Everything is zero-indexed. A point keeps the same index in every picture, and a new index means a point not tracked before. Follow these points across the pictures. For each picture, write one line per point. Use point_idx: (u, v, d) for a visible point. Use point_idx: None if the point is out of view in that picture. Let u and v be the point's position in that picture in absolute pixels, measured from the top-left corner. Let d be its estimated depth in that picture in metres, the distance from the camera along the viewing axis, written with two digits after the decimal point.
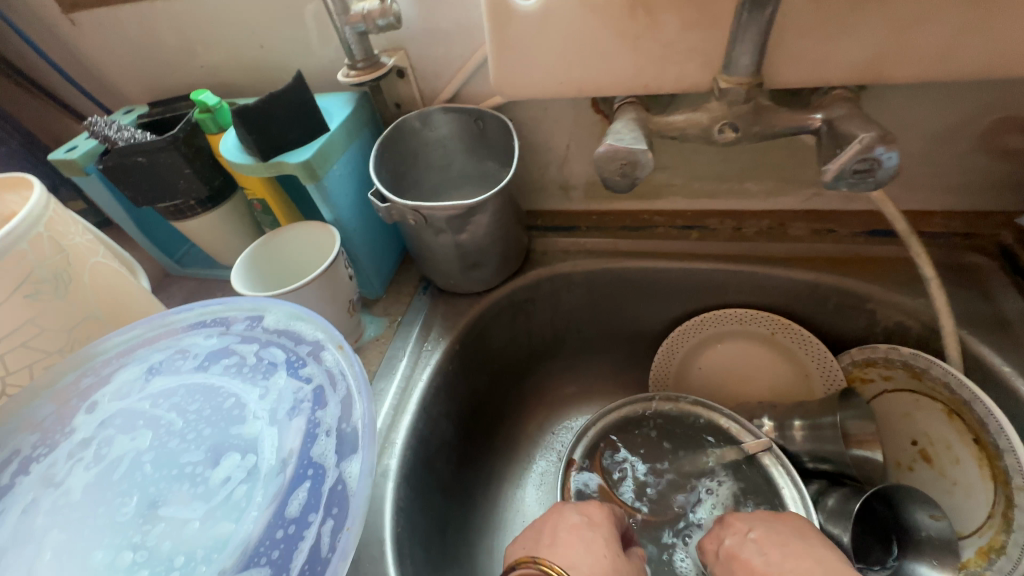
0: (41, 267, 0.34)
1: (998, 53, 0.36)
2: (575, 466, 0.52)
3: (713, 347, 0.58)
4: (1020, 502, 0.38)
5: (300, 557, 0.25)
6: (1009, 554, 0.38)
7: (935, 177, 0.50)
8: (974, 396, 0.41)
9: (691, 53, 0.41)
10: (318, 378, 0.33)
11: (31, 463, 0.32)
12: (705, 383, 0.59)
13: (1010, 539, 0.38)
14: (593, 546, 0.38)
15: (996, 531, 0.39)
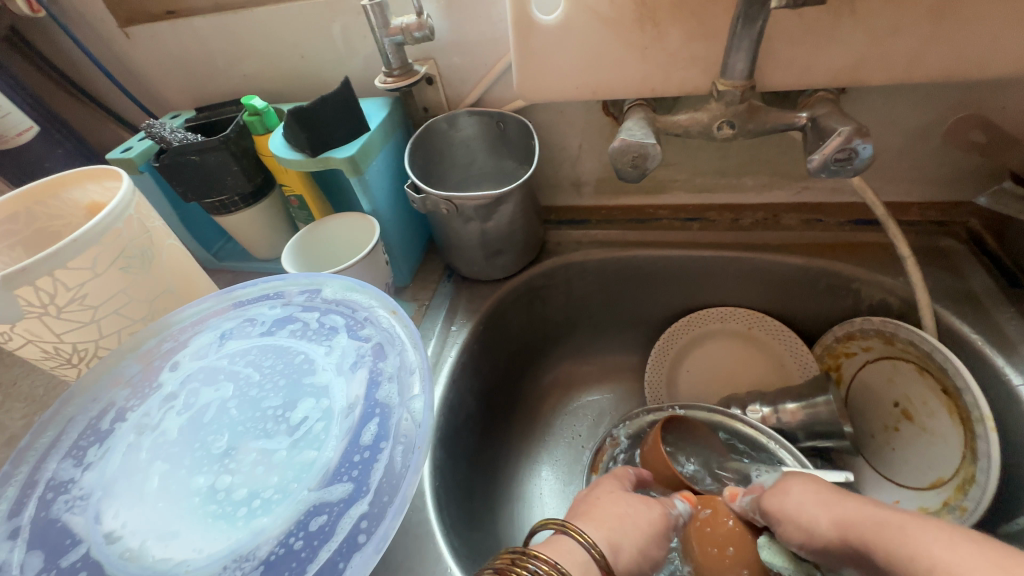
0: (133, 245, 0.39)
1: (956, 59, 0.42)
2: (611, 443, 0.55)
3: (698, 348, 0.65)
4: (981, 433, 0.43)
5: (376, 474, 0.30)
6: (979, 484, 0.43)
7: (911, 171, 0.55)
8: (935, 348, 0.46)
9: (693, 61, 0.47)
10: (377, 338, 0.38)
11: (127, 411, 0.37)
12: (694, 381, 0.65)
13: (978, 468, 0.43)
14: (611, 501, 0.40)
15: (967, 466, 0.44)
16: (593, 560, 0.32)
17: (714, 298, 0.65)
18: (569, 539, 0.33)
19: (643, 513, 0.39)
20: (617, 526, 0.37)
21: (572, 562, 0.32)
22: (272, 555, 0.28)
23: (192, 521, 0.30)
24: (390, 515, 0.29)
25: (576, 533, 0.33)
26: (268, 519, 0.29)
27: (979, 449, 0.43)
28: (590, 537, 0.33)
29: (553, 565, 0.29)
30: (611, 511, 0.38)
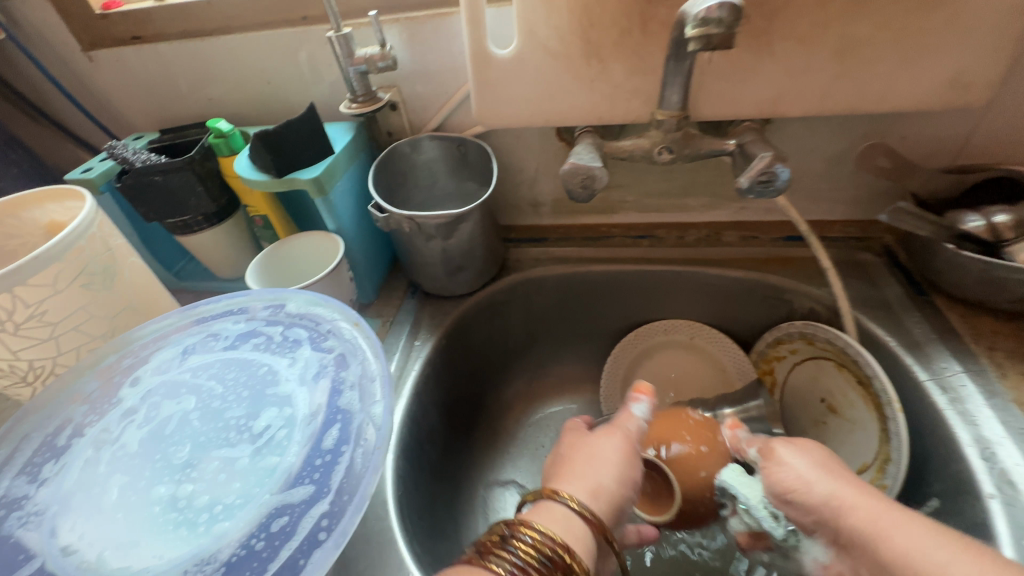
0: (94, 262, 0.40)
1: (858, 97, 0.48)
2: None
3: (648, 359, 0.70)
4: (890, 414, 0.49)
5: (338, 475, 0.32)
6: (893, 461, 0.48)
7: (833, 193, 0.62)
8: (846, 342, 0.53)
9: (635, 92, 0.51)
10: (339, 348, 0.40)
11: (85, 427, 0.37)
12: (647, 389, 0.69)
13: (892, 447, 0.49)
14: (578, 450, 0.42)
15: (883, 447, 0.50)
16: (582, 522, 0.34)
17: (666, 310, 0.69)
18: (554, 502, 0.35)
19: (601, 446, 0.41)
20: (590, 465, 0.40)
21: (557, 528, 0.34)
22: (233, 557, 0.29)
23: (151, 530, 0.31)
24: (351, 511, 0.30)
25: (561, 498, 0.35)
26: (229, 523, 0.30)
27: (891, 428, 0.49)
28: (573, 498, 0.35)
29: (538, 540, 0.32)
30: (584, 453, 0.41)
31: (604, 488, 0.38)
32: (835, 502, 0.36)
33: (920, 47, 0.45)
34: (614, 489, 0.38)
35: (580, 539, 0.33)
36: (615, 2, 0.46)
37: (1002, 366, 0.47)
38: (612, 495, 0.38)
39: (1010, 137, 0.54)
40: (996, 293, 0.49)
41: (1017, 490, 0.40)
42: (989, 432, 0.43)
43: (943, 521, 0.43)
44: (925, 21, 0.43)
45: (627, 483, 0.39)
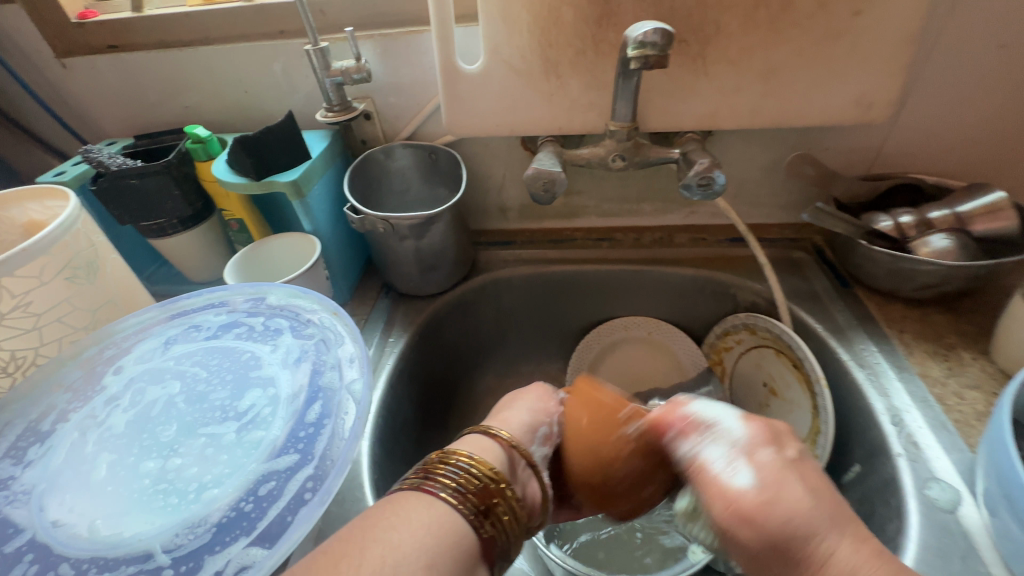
0: (78, 256, 0.42)
1: (782, 112, 0.55)
2: None
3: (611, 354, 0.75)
4: (817, 390, 0.55)
5: (321, 443, 0.35)
6: (822, 433, 0.54)
7: (769, 198, 0.69)
8: (780, 329, 0.59)
9: (591, 106, 0.57)
10: (319, 335, 0.42)
11: (69, 413, 0.38)
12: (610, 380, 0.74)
13: (821, 421, 0.54)
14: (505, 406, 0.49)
15: (815, 422, 0.55)
16: (493, 441, 0.41)
17: (625, 308, 0.74)
18: (477, 434, 0.42)
19: (510, 400, 0.49)
20: (509, 405, 0.48)
21: (477, 448, 0.40)
22: (224, 518, 0.31)
23: (141, 500, 0.32)
24: (333, 474, 0.33)
25: (480, 429, 0.42)
26: (219, 490, 0.32)
27: (819, 404, 0.54)
28: (486, 428, 0.43)
29: (467, 474, 0.36)
30: (507, 401, 0.50)
31: (518, 418, 0.46)
32: (798, 520, 0.29)
33: (831, 70, 0.52)
34: (524, 417, 0.46)
35: (495, 455, 0.40)
36: (570, 26, 0.52)
37: (909, 345, 0.54)
38: (522, 420, 0.46)
39: (912, 149, 0.62)
40: (902, 282, 0.56)
41: (920, 448, 0.46)
42: (898, 401, 0.50)
43: (864, 482, 0.49)
44: (833, 49, 0.51)
45: (540, 413, 0.47)
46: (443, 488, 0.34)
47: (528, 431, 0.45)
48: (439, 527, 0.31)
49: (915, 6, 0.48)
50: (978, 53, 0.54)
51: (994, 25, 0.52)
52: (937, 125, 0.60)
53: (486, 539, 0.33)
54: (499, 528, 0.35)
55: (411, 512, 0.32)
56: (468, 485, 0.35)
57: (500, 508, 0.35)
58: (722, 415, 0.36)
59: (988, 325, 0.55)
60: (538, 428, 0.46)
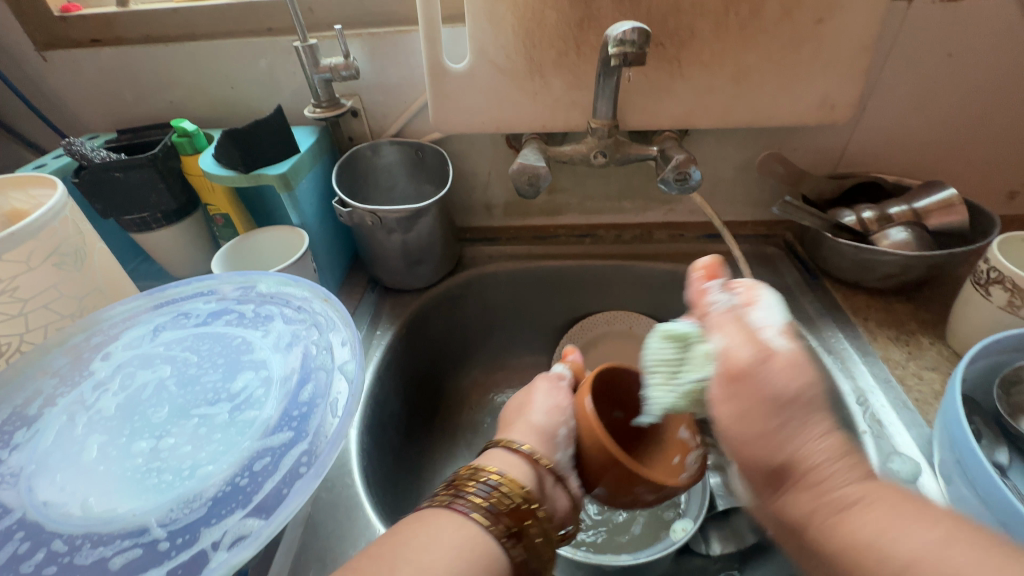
0: (66, 243, 0.42)
1: (753, 113, 0.59)
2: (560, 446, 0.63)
3: (594, 348, 0.77)
4: None
5: (315, 421, 0.35)
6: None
7: (742, 197, 0.72)
8: None
9: (573, 105, 0.59)
10: (310, 320, 0.43)
11: (56, 398, 0.38)
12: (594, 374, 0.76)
13: None
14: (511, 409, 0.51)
15: None
16: (521, 458, 0.43)
17: (607, 302, 0.76)
18: (503, 450, 0.44)
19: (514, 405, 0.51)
20: (525, 411, 0.49)
21: (507, 465, 0.42)
22: (219, 493, 0.31)
23: (133, 478, 0.33)
24: (328, 449, 0.34)
25: (505, 444, 0.44)
26: (213, 467, 0.33)
27: None
28: (512, 443, 0.44)
29: (498, 496, 0.37)
30: (517, 406, 0.51)
31: (536, 423, 0.47)
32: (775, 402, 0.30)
33: (797, 74, 0.55)
34: (543, 422, 0.47)
35: (524, 472, 0.42)
36: (553, 27, 0.54)
37: (873, 332, 0.58)
38: (541, 426, 0.47)
39: (872, 150, 0.66)
40: (865, 273, 0.60)
41: (882, 426, 0.49)
42: (863, 383, 0.53)
43: None
44: (798, 53, 0.54)
45: (553, 413, 0.48)
46: (473, 507, 0.36)
47: (549, 438, 0.46)
48: (472, 547, 0.33)
49: (871, 15, 0.52)
50: (929, 61, 0.59)
51: (942, 35, 0.57)
52: (894, 128, 0.64)
53: (519, 560, 0.35)
54: (531, 550, 0.36)
55: (439, 530, 0.33)
56: (500, 506, 0.36)
57: (532, 529, 0.36)
58: (771, 311, 0.34)
59: (943, 312, 0.59)
60: (556, 431, 0.46)
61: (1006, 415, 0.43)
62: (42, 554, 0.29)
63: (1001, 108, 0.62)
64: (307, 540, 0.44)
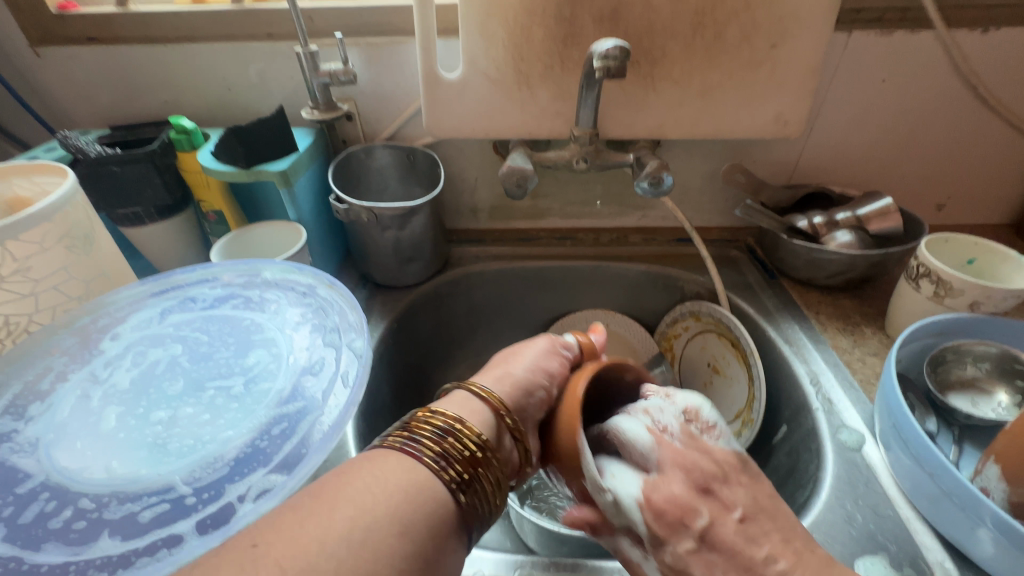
0: (78, 227, 0.44)
1: (717, 126, 0.65)
2: None
3: None
4: (751, 363, 0.63)
5: (329, 391, 0.38)
6: (758, 399, 0.61)
7: (709, 203, 0.79)
8: (719, 312, 0.67)
9: (557, 114, 0.65)
10: (317, 304, 0.46)
11: (67, 374, 0.39)
12: None
13: (756, 389, 0.62)
14: (505, 356, 0.49)
15: (751, 391, 0.63)
16: (486, 404, 0.41)
17: (586, 301, 0.81)
18: (466, 391, 0.42)
19: (511, 354, 0.49)
20: (511, 359, 0.47)
21: (462, 408, 0.40)
22: (241, 454, 0.34)
23: (154, 443, 0.34)
24: (342, 415, 0.37)
25: (470, 387, 0.42)
26: (232, 432, 0.35)
27: (754, 374, 0.62)
28: (479, 388, 0.42)
29: (444, 443, 0.34)
30: (508, 355, 0.49)
31: (514, 376, 0.45)
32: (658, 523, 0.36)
33: (755, 92, 0.62)
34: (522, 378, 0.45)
35: (482, 416, 0.40)
36: (540, 43, 0.59)
37: (825, 324, 0.64)
38: (518, 382, 0.44)
39: (821, 163, 0.74)
40: (817, 271, 0.67)
41: (833, 403, 0.55)
42: (817, 367, 0.59)
43: (791, 438, 0.57)
44: (756, 74, 0.61)
45: (535, 375, 0.46)
46: (422, 446, 0.34)
47: (521, 393, 0.44)
48: (414, 490, 0.31)
49: (817, 43, 0.59)
50: (867, 86, 0.67)
51: (876, 63, 0.65)
52: (839, 143, 0.72)
53: (464, 507, 0.32)
54: (480, 496, 0.34)
55: (373, 465, 0.32)
56: (448, 453, 0.34)
57: (483, 478, 0.34)
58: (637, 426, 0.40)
59: (884, 307, 0.67)
60: (536, 390, 0.45)
61: (935, 390, 0.49)
62: (70, 511, 0.31)
63: (927, 129, 0.71)
64: None
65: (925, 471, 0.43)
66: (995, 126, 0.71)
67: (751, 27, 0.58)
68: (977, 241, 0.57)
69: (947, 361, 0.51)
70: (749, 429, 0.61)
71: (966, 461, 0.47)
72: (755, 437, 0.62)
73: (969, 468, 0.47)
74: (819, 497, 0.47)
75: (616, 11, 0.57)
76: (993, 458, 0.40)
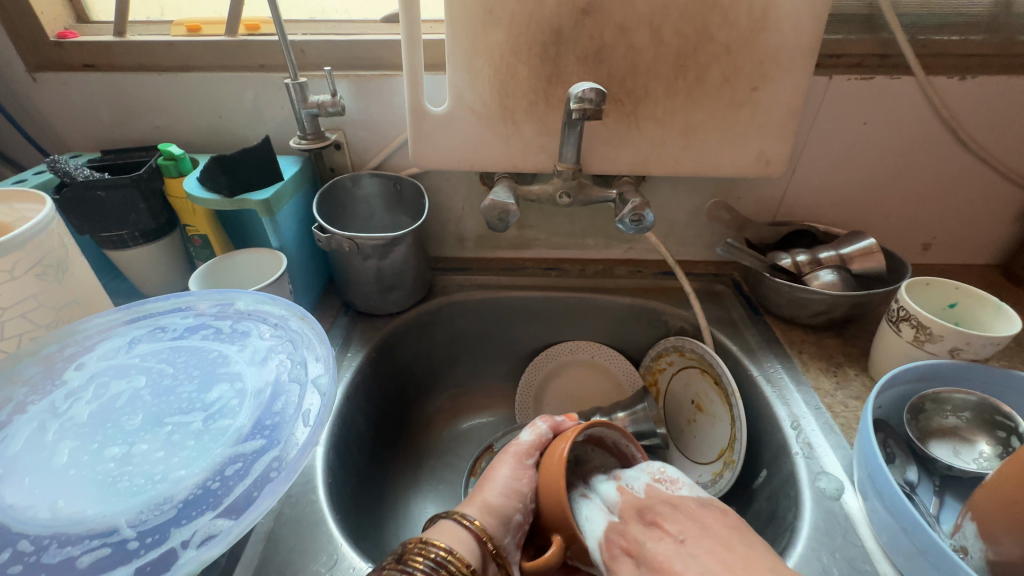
0: (51, 255, 0.44)
1: (700, 164, 0.66)
2: (491, 450, 0.70)
3: (557, 377, 0.81)
4: (733, 402, 0.61)
5: (288, 429, 0.38)
6: (738, 439, 0.60)
7: (696, 237, 0.79)
8: (701, 349, 0.66)
9: (541, 149, 0.65)
10: (287, 337, 0.46)
11: (27, 405, 0.39)
12: (557, 403, 0.80)
13: (738, 429, 0.60)
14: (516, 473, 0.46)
15: (733, 431, 0.61)
16: (470, 533, 0.39)
17: (571, 333, 0.81)
18: (450, 520, 0.41)
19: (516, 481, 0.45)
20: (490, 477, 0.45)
21: (450, 538, 0.39)
22: (191, 496, 0.33)
23: (104, 481, 0.34)
24: (297, 456, 0.36)
25: (459, 517, 0.40)
26: (185, 472, 0.34)
27: (736, 414, 0.61)
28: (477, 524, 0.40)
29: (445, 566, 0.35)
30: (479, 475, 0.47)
31: (491, 502, 0.43)
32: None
33: (737, 131, 0.63)
34: (504, 503, 0.43)
35: (468, 549, 0.38)
36: (525, 81, 0.60)
37: (807, 364, 0.64)
38: (501, 506, 0.43)
39: (805, 201, 0.75)
40: (799, 309, 0.66)
41: (813, 448, 0.53)
42: (797, 410, 0.58)
43: (771, 482, 0.56)
44: (737, 115, 0.62)
45: (508, 497, 0.44)
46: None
47: (503, 522, 0.42)
48: None
49: (797, 86, 0.60)
50: (849, 127, 0.68)
51: (859, 107, 0.66)
52: (824, 182, 0.73)
53: None
54: None
55: None
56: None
57: None
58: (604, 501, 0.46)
59: (867, 347, 0.66)
60: (511, 515, 0.43)
61: (915, 439, 0.48)
62: (7, 553, 0.30)
63: (910, 170, 0.72)
64: (268, 553, 0.44)
65: (901, 525, 0.42)
66: (977, 169, 0.71)
67: (732, 70, 0.59)
68: (958, 286, 0.57)
69: (927, 410, 0.51)
70: (731, 470, 0.59)
71: (947, 513, 0.46)
72: (737, 478, 0.60)
73: (950, 521, 0.45)
74: (796, 546, 0.46)
75: (600, 51, 0.58)
76: (970, 515, 0.39)
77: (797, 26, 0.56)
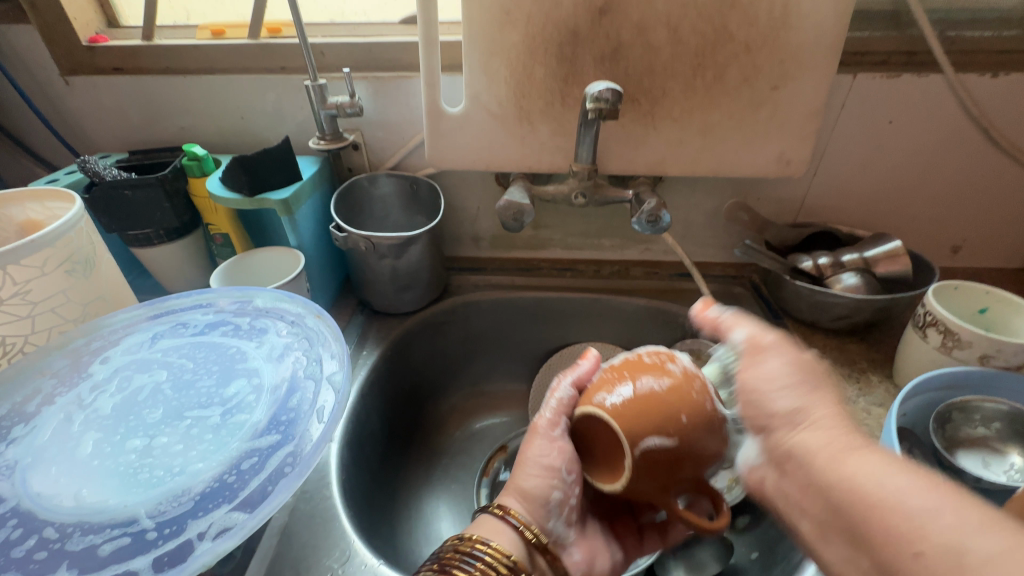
0: (79, 252, 0.45)
1: (718, 164, 0.65)
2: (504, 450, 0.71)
3: None
4: None
5: (302, 424, 0.38)
6: None
7: (714, 239, 0.78)
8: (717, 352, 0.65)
9: (557, 149, 0.65)
10: (304, 334, 0.46)
11: (55, 397, 0.40)
12: None
13: None
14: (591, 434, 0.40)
15: None
16: (513, 527, 0.41)
17: (585, 335, 0.80)
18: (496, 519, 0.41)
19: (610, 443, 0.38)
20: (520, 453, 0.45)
21: (496, 533, 0.40)
22: (208, 489, 0.34)
23: (125, 472, 0.35)
24: (310, 451, 0.37)
25: (502, 513, 0.41)
26: (203, 465, 0.35)
27: None
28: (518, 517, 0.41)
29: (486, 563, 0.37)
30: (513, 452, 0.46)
31: (526, 488, 0.43)
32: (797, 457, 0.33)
33: (757, 132, 0.62)
34: (542, 487, 0.43)
35: (512, 541, 0.40)
36: (541, 81, 0.60)
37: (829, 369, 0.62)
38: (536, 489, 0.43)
39: (828, 203, 0.73)
40: (821, 313, 0.65)
41: None
42: None
43: None
44: (757, 114, 0.61)
45: (542, 476, 0.43)
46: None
47: (542, 505, 0.43)
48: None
49: (819, 85, 0.59)
50: (875, 127, 0.66)
51: (885, 106, 0.64)
52: (848, 183, 0.71)
53: None
54: None
55: None
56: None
57: None
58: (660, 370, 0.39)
59: (892, 353, 0.64)
60: (550, 496, 0.43)
61: (942, 448, 0.46)
62: (34, 540, 0.31)
63: (939, 171, 0.69)
64: (282, 548, 0.45)
65: None
66: (1011, 168, 0.68)
67: (752, 69, 0.58)
68: (988, 291, 0.55)
69: (954, 419, 0.49)
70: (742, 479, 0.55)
71: None
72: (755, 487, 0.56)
73: None
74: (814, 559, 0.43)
75: (617, 50, 0.57)
76: None
77: (820, 22, 0.55)
